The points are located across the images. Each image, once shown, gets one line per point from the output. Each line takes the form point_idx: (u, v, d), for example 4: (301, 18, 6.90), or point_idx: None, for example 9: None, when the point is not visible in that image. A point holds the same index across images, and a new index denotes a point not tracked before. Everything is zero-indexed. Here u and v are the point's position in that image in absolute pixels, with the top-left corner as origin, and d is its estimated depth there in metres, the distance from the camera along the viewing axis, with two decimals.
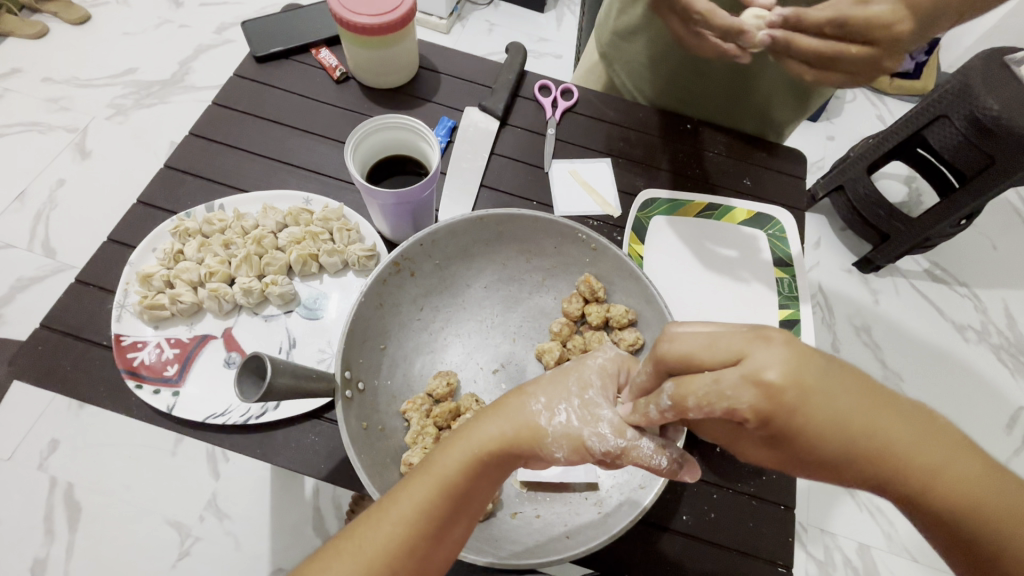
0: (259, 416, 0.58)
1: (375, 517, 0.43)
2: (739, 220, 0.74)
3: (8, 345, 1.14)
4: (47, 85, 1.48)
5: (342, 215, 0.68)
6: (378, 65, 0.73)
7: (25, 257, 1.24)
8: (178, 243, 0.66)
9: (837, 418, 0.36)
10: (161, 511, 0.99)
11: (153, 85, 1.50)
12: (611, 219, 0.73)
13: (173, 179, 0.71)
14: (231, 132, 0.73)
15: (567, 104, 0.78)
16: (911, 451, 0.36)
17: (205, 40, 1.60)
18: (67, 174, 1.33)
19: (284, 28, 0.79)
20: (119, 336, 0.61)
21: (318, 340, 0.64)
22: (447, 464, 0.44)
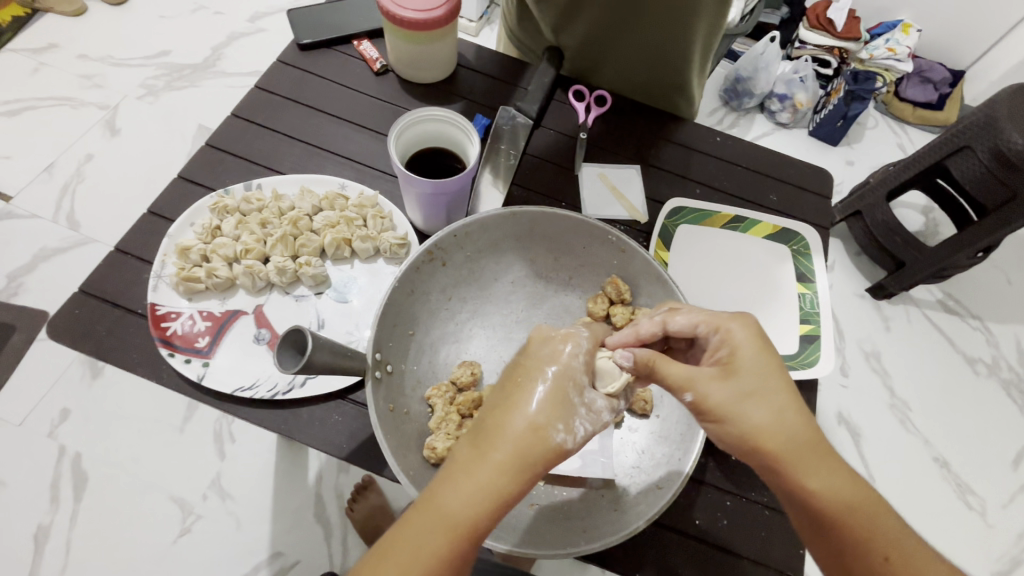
0: (286, 392, 0.59)
1: (434, 517, 0.41)
2: (765, 234, 0.74)
3: (27, 312, 1.16)
4: (82, 62, 1.51)
5: (377, 203, 0.69)
6: (417, 60, 0.74)
7: (49, 228, 1.25)
8: (215, 219, 0.67)
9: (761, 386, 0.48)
10: (166, 486, 1.04)
11: (184, 68, 1.53)
12: (638, 224, 0.73)
13: (213, 158, 0.72)
14: (271, 116, 0.75)
15: (600, 110, 0.77)
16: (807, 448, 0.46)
17: (239, 28, 1.63)
18: (95, 149, 1.37)
19: (328, 18, 0.81)
20: (154, 305, 0.62)
21: (347, 323, 0.65)
22: (450, 501, 0.41)
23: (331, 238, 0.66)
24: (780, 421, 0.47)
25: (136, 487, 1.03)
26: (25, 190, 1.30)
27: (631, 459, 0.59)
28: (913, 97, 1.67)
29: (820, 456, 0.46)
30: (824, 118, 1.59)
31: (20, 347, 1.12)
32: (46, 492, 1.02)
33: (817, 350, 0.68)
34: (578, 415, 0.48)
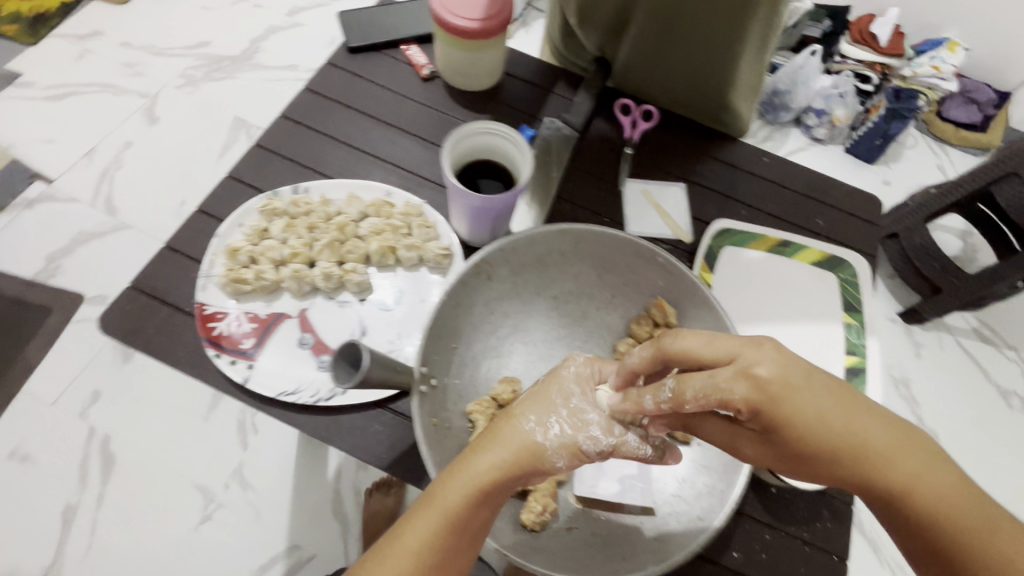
0: (327, 399, 0.62)
1: (431, 505, 0.51)
2: (811, 261, 0.73)
3: (63, 294, 1.18)
4: (125, 50, 1.53)
5: (422, 211, 0.70)
6: (465, 67, 0.74)
7: (87, 213, 1.28)
8: (264, 223, 0.68)
9: (817, 415, 0.49)
10: (190, 474, 1.06)
11: (223, 60, 1.55)
12: (683, 244, 0.72)
13: (263, 160, 0.73)
14: (322, 119, 0.75)
15: (647, 125, 0.77)
16: (882, 447, 0.50)
17: (277, 22, 1.65)
18: (135, 137, 1.40)
19: (377, 24, 0.82)
20: (203, 304, 0.65)
21: (388, 331, 0.66)
22: (449, 495, 0.51)
23: (376, 245, 0.67)
24: (845, 452, 0.50)
25: (161, 472, 1.05)
26: (66, 174, 1.33)
27: (672, 487, 0.67)
28: (956, 118, 1.63)
29: (883, 471, 0.50)
30: (862, 135, 1.55)
31: (55, 328, 1.15)
32: (74, 472, 1.04)
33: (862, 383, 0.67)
34: (555, 416, 0.55)
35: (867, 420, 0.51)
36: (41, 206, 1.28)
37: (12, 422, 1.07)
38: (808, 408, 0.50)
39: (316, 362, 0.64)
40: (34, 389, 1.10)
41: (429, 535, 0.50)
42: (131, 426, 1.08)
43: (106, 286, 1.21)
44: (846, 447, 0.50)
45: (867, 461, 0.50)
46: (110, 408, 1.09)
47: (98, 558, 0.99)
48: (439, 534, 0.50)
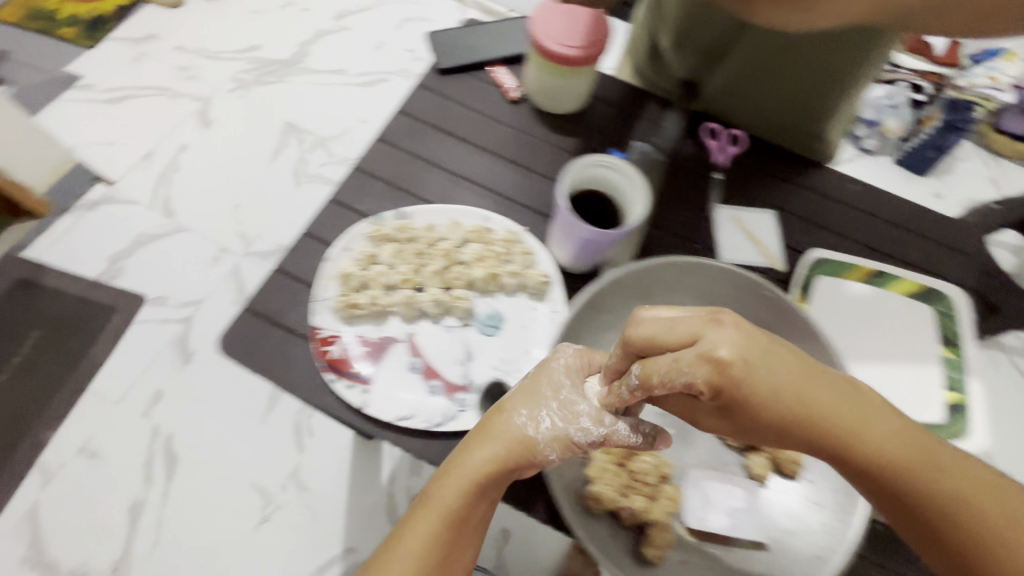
0: (440, 424, 0.61)
1: (430, 509, 0.55)
2: (907, 292, 0.71)
3: (125, 295, 1.22)
4: (178, 53, 1.56)
5: (521, 238, 0.72)
6: (557, 92, 0.78)
7: (146, 215, 1.32)
8: (373, 247, 0.68)
9: (779, 389, 0.48)
10: (250, 475, 1.09)
11: (273, 64, 1.57)
12: (776, 270, 0.72)
13: (365, 181, 0.73)
14: (419, 143, 0.76)
15: (734, 150, 0.78)
16: (849, 420, 0.48)
17: (325, 26, 1.66)
18: (190, 140, 1.43)
19: (463, 51, 0.86)
20: (316, 327, 0.63)
21: (493, 356, 0.66)
22: (443, 496, 0.55)
23: (481, 271, 0.68)
24: (813, 428, 0.48)
25: (222, 473, 1.09)
26: (125, 176, 1.36)
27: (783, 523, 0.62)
28: (1014, 130, 1.58)
29: (865, 444, 0.47)
30: (914, 147, 1.52)
31: (119, 329, 1.18)
32: (139, 470, 1.07)
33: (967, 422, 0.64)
34: (545, 407, 0.57)
35: (833, 389, 0.49)
36: (103, 208, 1.31)
37: (80, 419, 1.10)
38: (775, 381, 0.48)
39: (427, 387, 0.63)
40: (100, 387, 1.13)
41: (431, 534, 0.55)
42: (193, 426, 1.11)
43: (166, 288, 1.24)
44: (815, 422, 0.48)
45: (841, 437, 0.48)
46: (173, 408, 1.13)
47: (163, 555, 1.02)
48: (446, 526, 0.55)
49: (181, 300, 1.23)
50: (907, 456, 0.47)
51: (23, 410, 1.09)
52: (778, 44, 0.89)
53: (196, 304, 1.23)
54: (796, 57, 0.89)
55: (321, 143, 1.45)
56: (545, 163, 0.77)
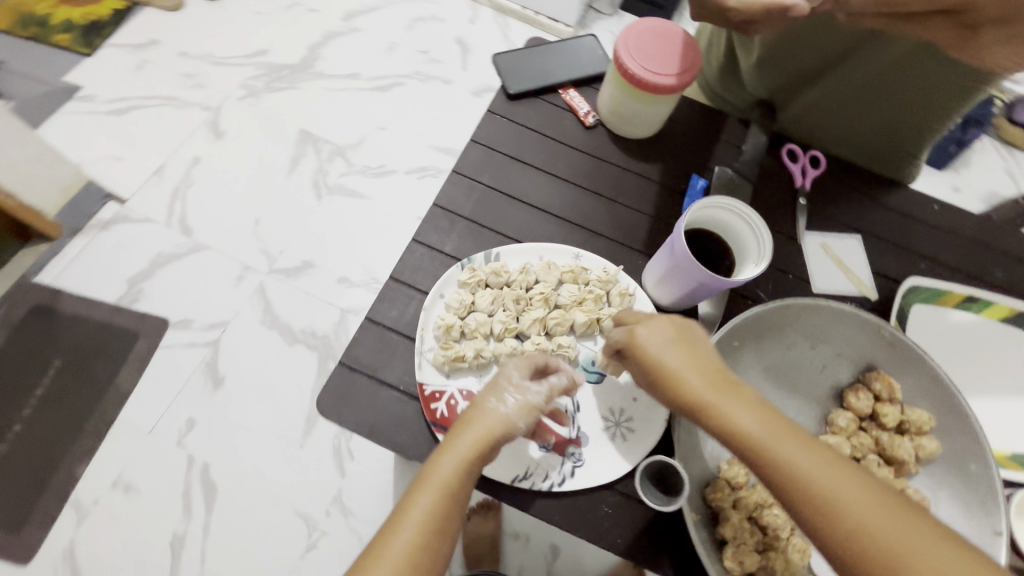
0: (561, 484, 0.52)
1: (427, 484, 0.44)
2: (1003, 317, 0.62)
3: (150, 320, 1.18)
4: (183, 60, 1.49)
5: (618, 277, 0.59)
6: (625, 115, 0.65)
7: (163, 233, 1.27)
8: (468, 293, 0.57)
9: (682, 369, 0.46)
10: (292, 502, 1.06)
11: (283, 69, 1.51)
12: (870, 301, 0.62)
13: (464, 188, 0.63)
14: (515, 146, 0.66)
15: (818, 172, 0.67)
16: (773, 441, 0.41)
17: (334, 27, 1.58)
18: (202, 153, 1.37)
19: (531, 63, 0.73)
20: (422, 384, 0.52)
21: (602, 404, 0.56)
22: (443, 469, 0.44)
23: (584, 316, 0.57)
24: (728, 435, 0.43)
25: (264, 500, 1.06)
26: (138, 193, 1.31)
27: None
28: None
29: (795, 470, 0.40)
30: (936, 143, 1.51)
31: (145, 355, 1.15)
32: (178, 501, 1.05)
33: None
34: (505, 388, 0.50)
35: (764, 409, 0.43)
36: (116, 227, 1.26)
37: (111, 451, 1.07)
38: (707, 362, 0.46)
39: (536, 443, 0.53)
40: (129, 417, 1.10)
41: (423, 522, 0.43)
42: (230, 454, 1.09)
43: (191, 310, 1.20)
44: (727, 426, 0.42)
45: (774, 461, 0.41)
46: (208, 435, 1.10)
47: None
48: (437, 518, 0.43)
49: (207, 323, 1.19)
50: (852, 506, 0.38)
51: (51, 444, 1.05)
52: (889, 65, 0.73)
53: (223, 326, 1.19)
54: (909, 87, 0.73)
55: (340, 151, 1.41)
56: (629, 196, 0.65)
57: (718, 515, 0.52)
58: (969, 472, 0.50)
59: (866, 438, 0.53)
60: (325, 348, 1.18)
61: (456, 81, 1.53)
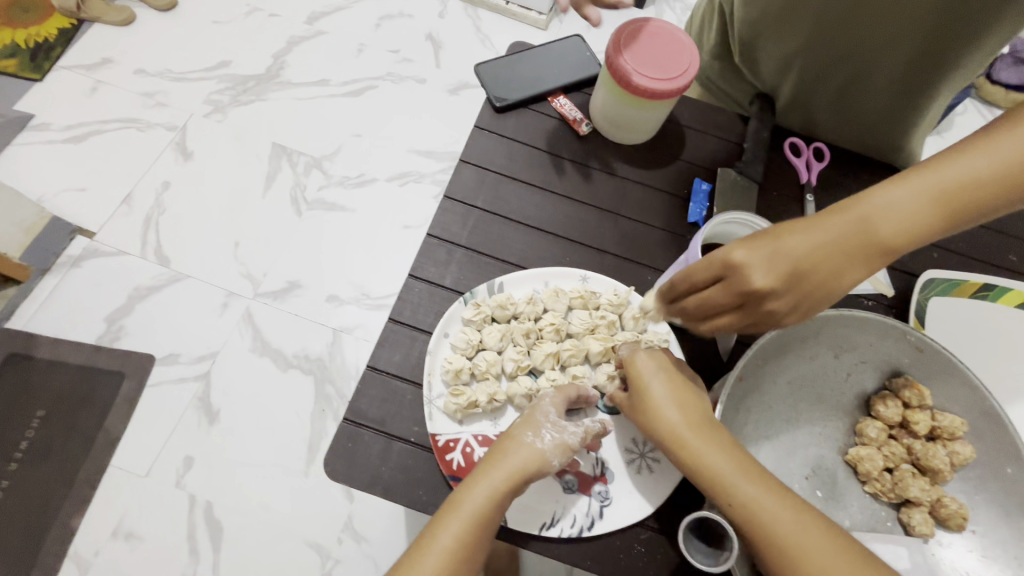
0: (590, 528, 0.52)
1: (455, 511, 0.46)
2: (1017, 304, 0.64)
3: (134, 358, 1.13)
4: (141, 78, 1.41)
5: (630, 299, 0.60)
6: (620, 121, 0.65)
7: (139, 265, 1.21)
8: (474, 332, 0.57)
9: (667, 407, 0.49)
10: (302, 533, 1.04)
11: (248, 80, 1.44)
12: (885, 298, 0.66)
13: (461, 214, 0.63)
14: (509, 165, 0.66)
15: (822, 166, 0.69)
16: (737, 482, 0.46)
17: (298, 31, 1.51)
18: (172, 177, 1.31)
19: (516, 71, 0.72)
20: (435, 435, 0.52)
21: (625, 435, 0.56)
22: (472, 499, 0.46)
23: (597, 343, 0.58)
24: (700, 474, 0.47)
25: (273, 534, 1.03)
26: (107, 224, 1.24)
27: None
28: None
29: (755, 509, 0.45)
30: None
31: (132, 396, 1.10)
32: (183, 544, 1.02)
33: None
34: (540, 422, 0.50)
35: (732, 449, 0.47)
36: (88, 263, 1.20)
37: (109, 499, 1.03)
38: (694, 395, 0.50)
39: (561, 485, 0.53)
40: (124, 461, 1.06)
41: (454, 542, 0.46)
42: (232, 490, 1.05)
43: (177, 344, 1.15)
44: (701, 464, 0.47)
45: (737, 500, 0.46)
46: (207, 474, 1.06)
47: None
48: (466, 543, 0.46)
49: (195, 355, 1.15)
50: (801, 539, 0.44)
51: (42, 498, 1.01)
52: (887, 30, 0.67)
53: (212, 357, 1.15)
54: (915, 57, 0.69)
55: (316, 163, 1.36)
56: (633, 207, 0.66)
57: None
58: (1005, 476, 0.52)
59: (898, 448, 0.55)
60: (322, 371, 1.14)
61: (430, 80, 1.48)
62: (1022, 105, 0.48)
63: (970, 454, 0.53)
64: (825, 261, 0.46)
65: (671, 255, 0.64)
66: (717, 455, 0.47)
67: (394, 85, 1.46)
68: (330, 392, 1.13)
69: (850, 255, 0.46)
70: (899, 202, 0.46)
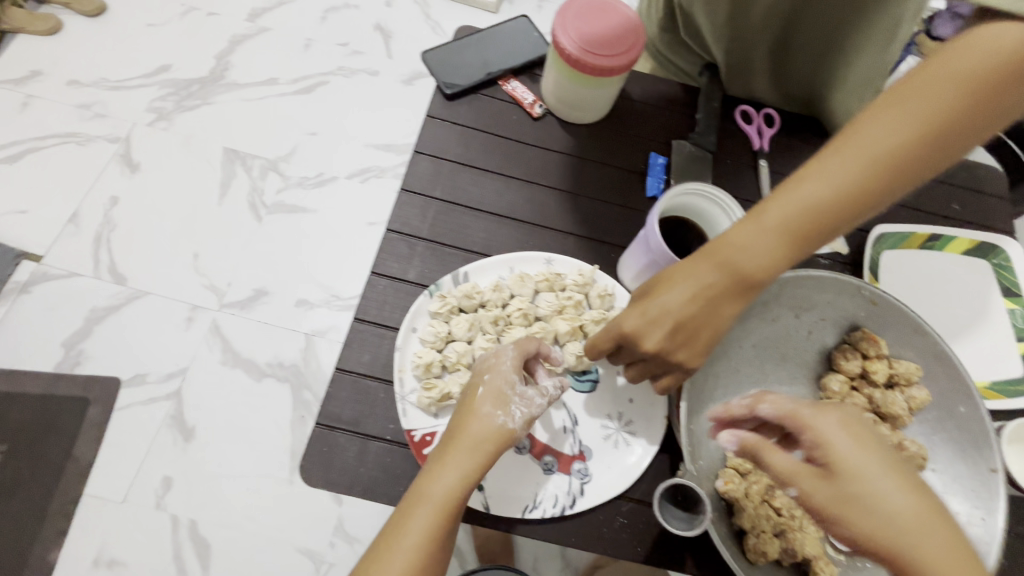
0: (572, 506, 0.53)
1: (425, 505, 0.44)
2: (961, 250, 0.68)
3: (98, 382, 1.09)
4: (75, 89, 1.34)
5: (595, 278, 0.60)
6: (573, 100, 0.65)
7: (93, 286, 1.16)
8: (442, 324, 0.57)
9: (834, 450, 0.42)
10: (292, 540, 1.03)
11: (191, 84, 1.38)
12: (840, 255, 0.68)
13: (420, 207, 0.63)
14: (465, 151, 0.66)
15: (772, 131, 0.71)
16: (917, 535, 0.39)
17: (239, 30, 1.45)
18: (119, 191, 1.25)
19: (465, 56, 0.71)
20: (411, 431, 0.52)
21: (599, 413, 0.57)
22: (441, 490, 0.44)
23: (565, 324, 0.58)
24: (887, 523, 0.39)
25: (263, 545, 1.02)
26: (53, 246, 1.18)
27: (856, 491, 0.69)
28: None
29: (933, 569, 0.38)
30: None
31: (100, 422, 1.06)
32: (170, 565, 1.00)
33: None
34: (508, 398, 0.49)
35: (914, 497, 0.40)
36: (38, 288, 1.14)
37: (86, 528, 1.00)
38: (868, 435, 0.43)
39: (541, 466, 0.54)
40: (98, 489, 1.02)
41: (422, 536, 0.43)
42: (215, 505, 1.03)
43: (142, 363, 1.12)
44: (877, 510, 0.40)
45: (911, 558, 0.38)
46: (187, 493, 1.03)
47: None
48: (437, 535, 0.43)
49: (163, 373, 1.11)
50: None
51: (16, 534, 0.98)
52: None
53: (182, 373, 1.11)
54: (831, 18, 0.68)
55: (272, 166, 1.32)
56: (593, 185, 0.66)
57: (732, 505, 0.52)
58: (959, 415, 0.55)
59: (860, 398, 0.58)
60: (297, 377, 1.13)
61: (383, 71, 1.44)
62: (891, 100, 0.45)
63: (926, 397, 0.56)
64: (699, 311, 0.47)
65: (633, 230, 0.64)
66: (895, 499, 0.40)
67: (345, 80, 1.42)
68: (308, 397, 1.11)
69: (724, 296, 0.47)
70: (752, 244, 0.46)
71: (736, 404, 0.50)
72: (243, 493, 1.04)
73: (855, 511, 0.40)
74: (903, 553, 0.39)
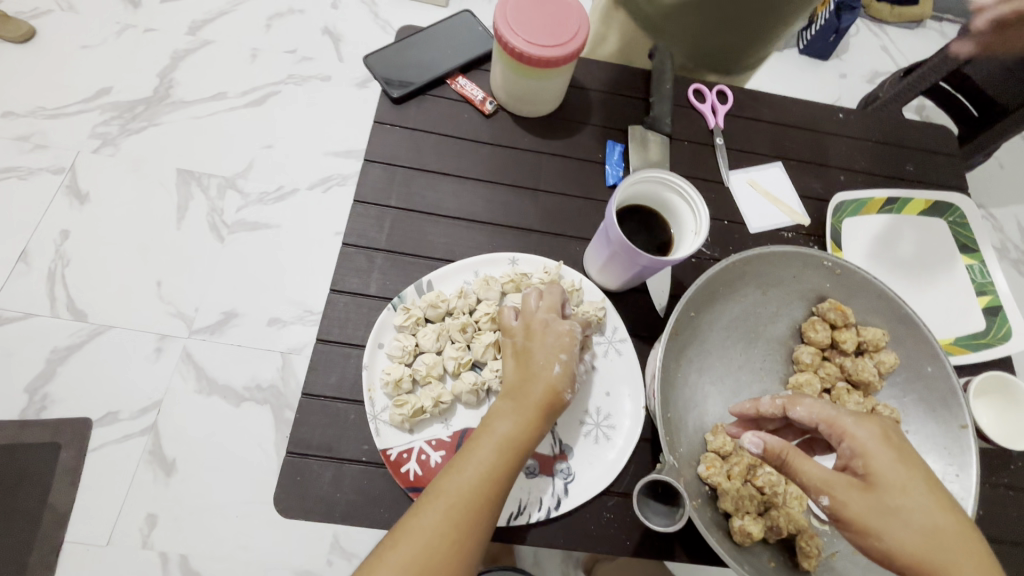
0: (557, 507, 0.53)
1: (492, 442, 0.47)
2: (918, 211, 0.70)
3: (67, 425, 1.05)
4: (10, 121, 1.27)
5: (561, 273, 0.60)
6: (523, 94, 0.64)
7: (53, 325, 1.11)
8: (409, 337, 0.56)
9: (874, 460, 0.46)
10: (287, 563, 1.01)
11: (135, 105, 1.32)
12: (803, 227, 0.68)
13: (377, 216, 0.61)
14: (418, 155, 0.64)
15: (726, 108, 0.71)
16: (947, 543, 0.42)
17: (181, 44, 1.39)
18: (69, 224, 1.20)
19: (409, 56, 0.69)
20: (385, 450, 0.51)
21: (577, 412, 0.56)
22: (505, 431, 0.47)
23: None
24: (920, 531, 0.43)
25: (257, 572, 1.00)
26: (4, 288, 1.13)
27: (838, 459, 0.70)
28: None
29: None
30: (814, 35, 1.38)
31: (73, 466, 1.03)
32: None
33: (1004, 323, 0.65)
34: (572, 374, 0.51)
35: (942, 506, 0.44)
36: None
37: None
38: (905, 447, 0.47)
39: (524, 471, 0.53)
40: (79, 534, 0.99)
41: (481, 472, 0.45)
42: (203, 539, 1.00)
43: (112, 401, 1.08)
44: (910, 520, 0.43)
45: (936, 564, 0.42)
46: (172, 529, 1.00)
47: None
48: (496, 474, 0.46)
49: (135, 409, 1.07)
50: None
51: None
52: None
53: (156, 407, 1.08)
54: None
55: (229, 183, 1.28)
56: (552, 179, 0.65)
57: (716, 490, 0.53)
58: (926, 374, 0.56)
59: (832, 367, 0.59)
60: (277, 398, 1.10)
61: (335, 76, 1.40)
62: None
63: (893, 360, 0.57)
64: None
65: (596, 222, 0.64)
66: (930, 512, 0.44)
67: (297, 87, 1.38)
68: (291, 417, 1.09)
69: None
70: None
71: (767, 404, 0.53)
72: (230, 523, 1.01)
73: (890, 520, 0.44)
74: (930, 561, 0.42)
